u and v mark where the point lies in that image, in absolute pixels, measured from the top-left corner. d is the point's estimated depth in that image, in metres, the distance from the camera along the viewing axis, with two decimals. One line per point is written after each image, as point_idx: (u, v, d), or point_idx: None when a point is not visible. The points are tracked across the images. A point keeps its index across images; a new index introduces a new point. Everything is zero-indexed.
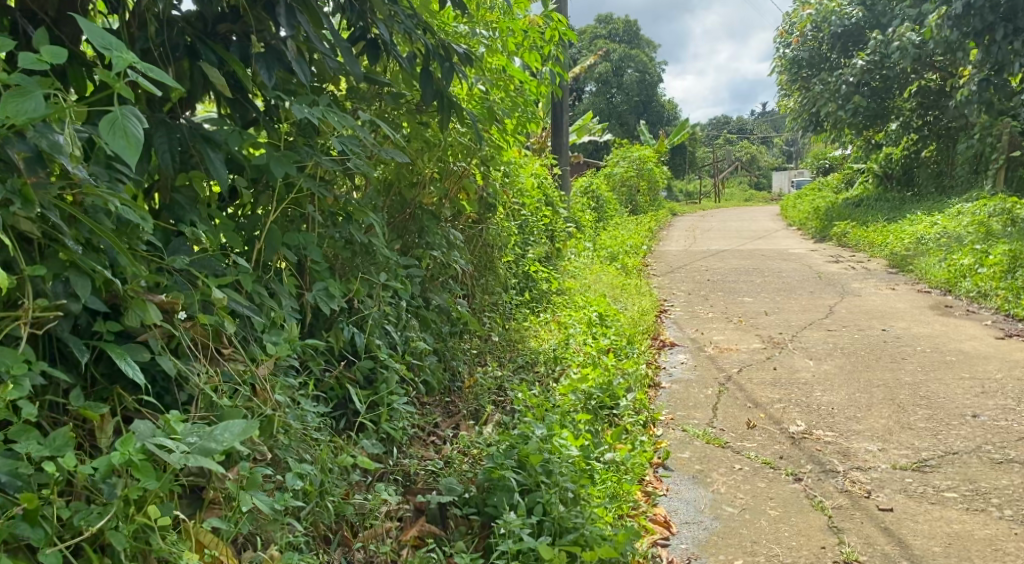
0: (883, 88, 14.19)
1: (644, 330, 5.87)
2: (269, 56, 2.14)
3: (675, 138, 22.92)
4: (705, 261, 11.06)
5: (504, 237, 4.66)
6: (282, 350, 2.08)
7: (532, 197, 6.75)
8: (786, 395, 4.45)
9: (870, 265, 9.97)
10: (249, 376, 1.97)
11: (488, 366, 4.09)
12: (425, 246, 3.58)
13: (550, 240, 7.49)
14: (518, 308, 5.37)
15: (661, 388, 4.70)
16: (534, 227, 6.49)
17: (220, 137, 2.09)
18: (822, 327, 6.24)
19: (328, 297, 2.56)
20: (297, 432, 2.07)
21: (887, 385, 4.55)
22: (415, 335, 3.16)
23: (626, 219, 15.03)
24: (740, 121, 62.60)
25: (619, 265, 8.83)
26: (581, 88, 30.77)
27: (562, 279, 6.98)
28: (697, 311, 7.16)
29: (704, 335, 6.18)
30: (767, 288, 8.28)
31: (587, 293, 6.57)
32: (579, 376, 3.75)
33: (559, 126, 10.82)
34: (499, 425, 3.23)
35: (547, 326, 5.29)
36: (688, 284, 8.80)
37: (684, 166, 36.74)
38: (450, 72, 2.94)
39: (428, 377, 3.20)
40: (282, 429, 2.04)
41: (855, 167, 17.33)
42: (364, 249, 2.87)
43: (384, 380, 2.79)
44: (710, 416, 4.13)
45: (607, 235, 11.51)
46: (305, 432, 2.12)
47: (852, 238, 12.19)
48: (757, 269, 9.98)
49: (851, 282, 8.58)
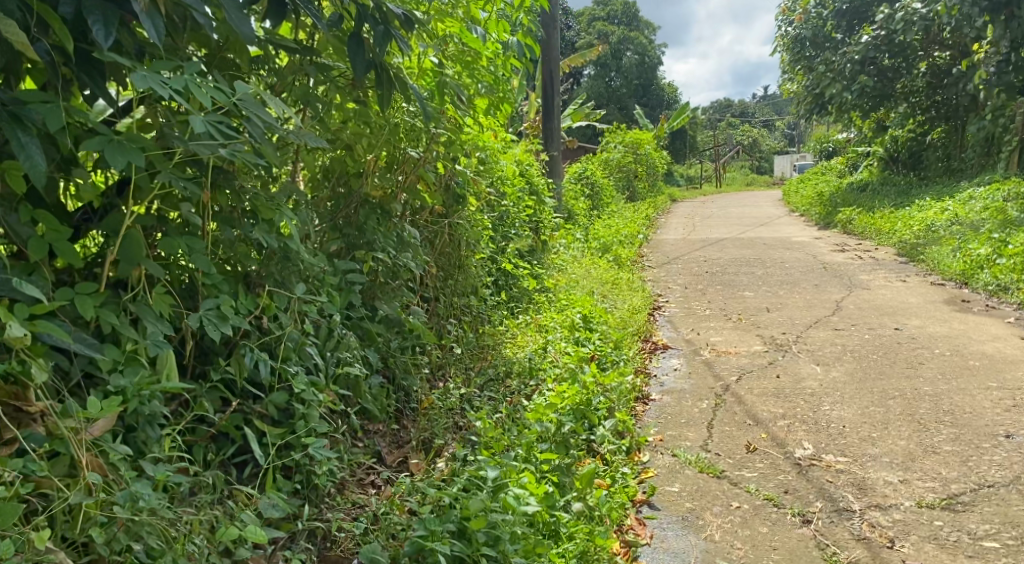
0: (891, 68, 13.60)
1: (633, 332, 5.36)
2: (107, 9, 1.58)
3: (674, 122, 22.31)
4: (704, 251, 10.53)
5: (473, 233, 4.15)
6: (112, 406, 1.70)
7: (513, 187, 6.22)
8: (790, 409, 3.95)
9: (877, 254, 9.44)
10: (57, 445, 1.67)
11: (450, 383, 3.60)
12: (369, 247, 3.07)
13: (535, 232, 6.96)
14: (494, 311, 4.87)
15: (649, 401, 4.21)
16: (514, 219, 5.97)
17: (34, 114, 1.55)
18: (829, 327, 5.73)
19: (221, 320, 2.06)
20: (130, 519, 1.71)
21: (904, 397, 4.05)
22: (349, 356, 2.65)
23: (622, 207, 14.46)
24: (741, 105, 61.85)
25: (611, 258, 8.30)
26: (578, 71, 30.08)
27: (547, 275, 6.46)
28: (693, 307, 6.65)
29: (700, 336, 5.68)
30: (768, 281, 7.76)
31: (572, 290, 6.06)
32: (551, 397, 3.26)
33: (550, 107, 10.27)
34: (452, 461, 2.74)
35: (525, 330, 4.79)
36: (685, 277, 8.27)
37: (684, 151, 36.09)
38: (384, 38, 2.42)
39: (368, 405, 2.71)
40: (103, 517, 1.70)
41: (860, 150, 16.75)
42: (278, 256, 2.36)
43: (302, 417, 2.29)
44: (704, 437, 3.62)
45: (602, 224, 10.95)
46: (147, 513, 1.74)
47: (858, 226, 11.65)
48: (758, 260, 9.46)
49: (859, 274, 8.06)
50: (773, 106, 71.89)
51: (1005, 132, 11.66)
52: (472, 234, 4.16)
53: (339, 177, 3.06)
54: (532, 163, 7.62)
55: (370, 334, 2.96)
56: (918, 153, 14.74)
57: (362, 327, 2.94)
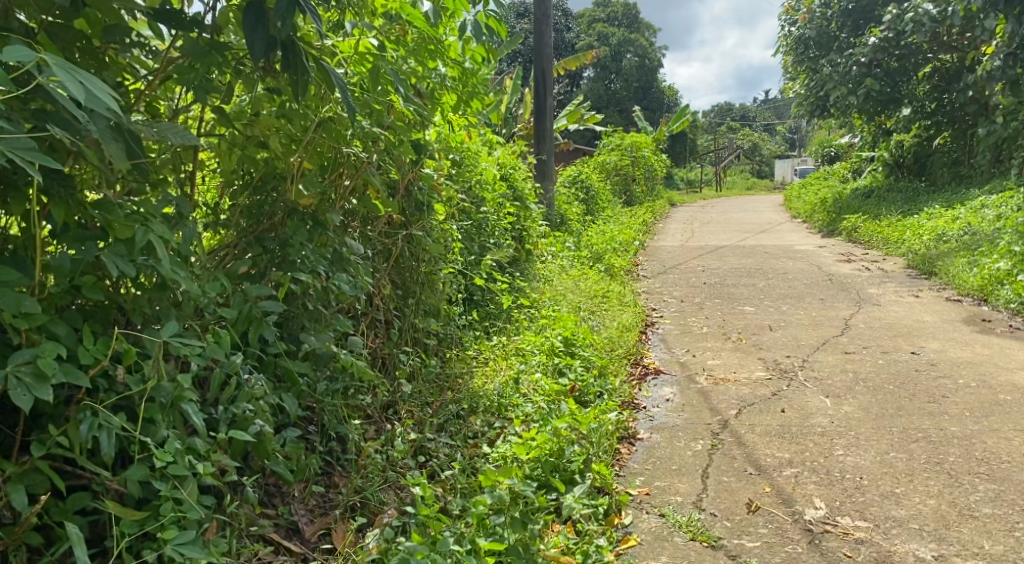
0: (898, 69, 13.06)
1: (622, 356, 4.82)
2: None
3: (674, 125, 21.79)
4: (702, 259, 10.01)
5: (436, 246, 3.62)
6: None
7: (494, 193, 5.69)
8: (797, 455, 3.42)
9: (885, 265, 8.91)
10: None
11: (400, 426, 3.07)
12: (289, 267, 2.54)
13: (519, 241, 6.42)
14: (464, 333, 4.34)
15: (636, 441, 3.67)
16: (493, 228, 5.44)
17: None
18: (838, 349, 5.20)
19: (39, 381, 1.53)
20: None
21: (929, 439, 3.52)
22: (252, 408, 2.13)
23: (619, 212, 13.94)
24: (742, 109, 61.43)
25: (603, 268, 7.77)
26: (577, 72, 29.57)
27: (530, 289, 5.93)
28: (689, 324, 6.13)
29: (697, 359, 5.14)
30: (770, 295, 7.25)
31: (556, 306, 5.53)
32: (516, 452, 2.77)
33: (542, 106, 9.75)
34: (382, 540, 2.23)
35: (499, 356, 4.25)
36: (682, 289, 7.74)
37: (684, 154, 35.53)
38: (288, 8, 1.92)
39: (276, 468, 2.19)
40: None
41: (864, 155, 16.21)
42: (151, 287, 1.86)
43: (167, 501, 1.77)
44: (698, 490, 3.10)
45: (596, 231, 10.44)
46: None
47: (864, 234, 11.13)
48: (760, 270, 8.93)
49: (868, 287, 7.53)
50: (775, 110, 71.47)
51: (1018, 135, 11.13)
52: (437, 247, 3.64)
53: (265, 184, 2.58)
54: (518, 168, 7.08)
55: (289, 373, 2.42)
56: (924, 159, 14.22)
57: (279, 365, 2.42)
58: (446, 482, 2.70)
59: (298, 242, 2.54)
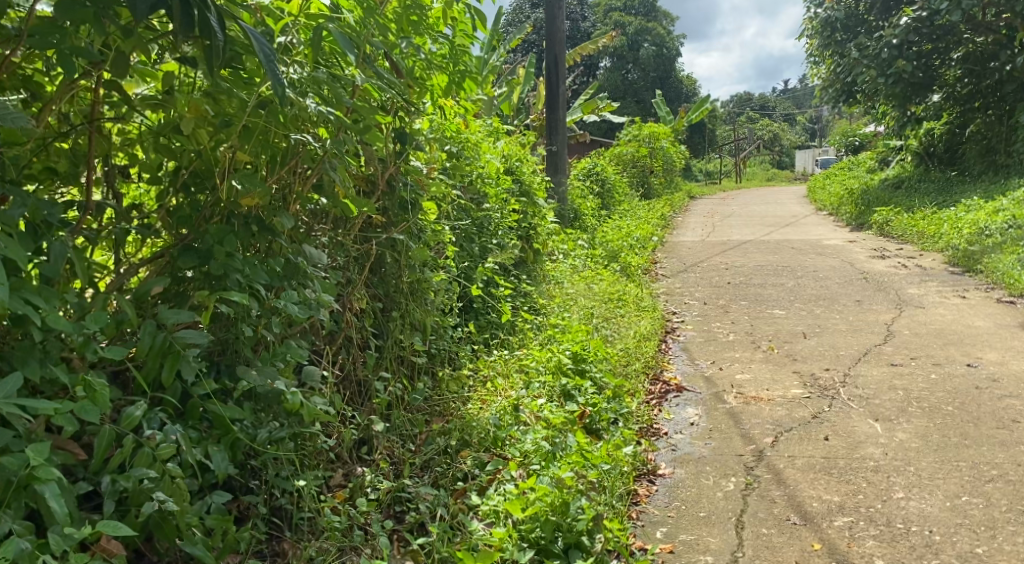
0: (931, 52, 12.35)
1: (639, 371, 4.30)
2: None
3: (693, 115, 21.14)
4: (724, 255, 9.43)
5: (422, 251, 3.10)
6: None
7: (496, 189, 5.15)
8: (848, 498, 2.89)
9: (923, 262, 8.28)
10: None
11: (372, 472, 2.58)
12: (220, 285, 2.04)
13: (525, 240, 5.90)
14: (460, 349, 3.83)
15: (657, 479, 3.13)
16: (494, 227, 4.92)
17: None
18: (883, 361, 4.64)
19: None
20: None
21: (1007, 479, 2.98)
22: (150, 478, 1.62)
23: (636, 205, 13.37)
24: (760, 100, 60.42)
25: (618, 268, 7.23)
26: (593, 62, 28.94)
27: (537, 295, 5.40)
28: (714, 331, 5.58)
29: (724, 373, 4.60)
30: (801, 296, 6.68)
31: (565, 313, 5.01)
32: (516, 516, 2.31)
33: (554, 94, 9.19)
34: None
35: (498, 376, 3.74)
36: (703, 290, 7.17)
37: (702, 145, 34.69)
38: None
39: (191, 551, 1.67)
40: None
41: (892, 144, 15.48)
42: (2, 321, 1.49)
43: None
44: (731, 547, 2.59)
45: (611, 226, 9.89)
46: None
47: (897, 228, 10.51)
48: (787, 268, 8.33)
49: (907, 287, 6.94)
50: (795, 100, 70.30)
51: None
52: (426, 253, 3.12)
53: (202, 178, 2.09)
54: (525, 160, 6.56)
55: (219, 419, 1.92)
56: (956, 147, 13.52)
57: (207, 411, 1.93)
58: (420, 552, 2.22)
59: (230, 251, 2.03)
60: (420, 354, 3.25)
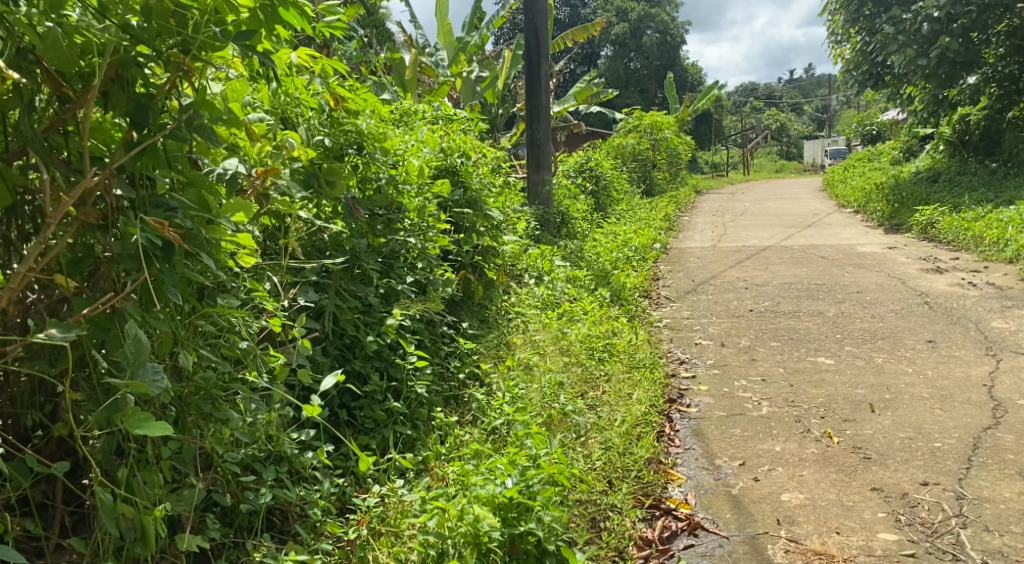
0: (979, 25, 10.51)
1: (623, 503, 2.67)
2: None
3: (699, 104, 19.41)
4: (741, 268, 7.77)
5: (134, 383, 1.51)
6: None
7: (418, 199, 3.47)
8: None
9: (993, 279, 6.60)
10: None
11: None
12: None
13: (470, 268, 4.23)
14: (308, 494, 2.19)
15: None
16: (395, 263, 3.29)
17: None
18: (1011, 465, 2.99)
19: None
20: None
21: None
22: None
23: (637, 205, 11.74)
24: (768, 90, 58.60)
25: (608, 295, 5.58)
26: (596, 47, 27.20)
27: (482, 357, 3.69)
28: (738, 398, 3.92)
29: (763, 489, 2.92)
30: (846, 335, 5.03)
31: (514, 385, 3.35)
32: None
33: (534, 76, 7.51)
34: None
35: (372, 547, 2.14)
36: (719, 323, 5.49)
37: (708, 134, 32.92)
38: None
39: None
40: None
41: (922, 132, 13.74)
42: None
43: None
44: None
45: (604, 232, 8.21)
46: None
47: (945, 231, 8.84)
48: (823, 287, 6.64)
49: (988, 319, 5.26)
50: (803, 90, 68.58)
51: None
52: (149, 386, 1.53)
53: None
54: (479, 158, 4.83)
55: None
56: (995, 134, 11.79)
57: None
58: None
59: None
60: (181, 545, 1.74)
